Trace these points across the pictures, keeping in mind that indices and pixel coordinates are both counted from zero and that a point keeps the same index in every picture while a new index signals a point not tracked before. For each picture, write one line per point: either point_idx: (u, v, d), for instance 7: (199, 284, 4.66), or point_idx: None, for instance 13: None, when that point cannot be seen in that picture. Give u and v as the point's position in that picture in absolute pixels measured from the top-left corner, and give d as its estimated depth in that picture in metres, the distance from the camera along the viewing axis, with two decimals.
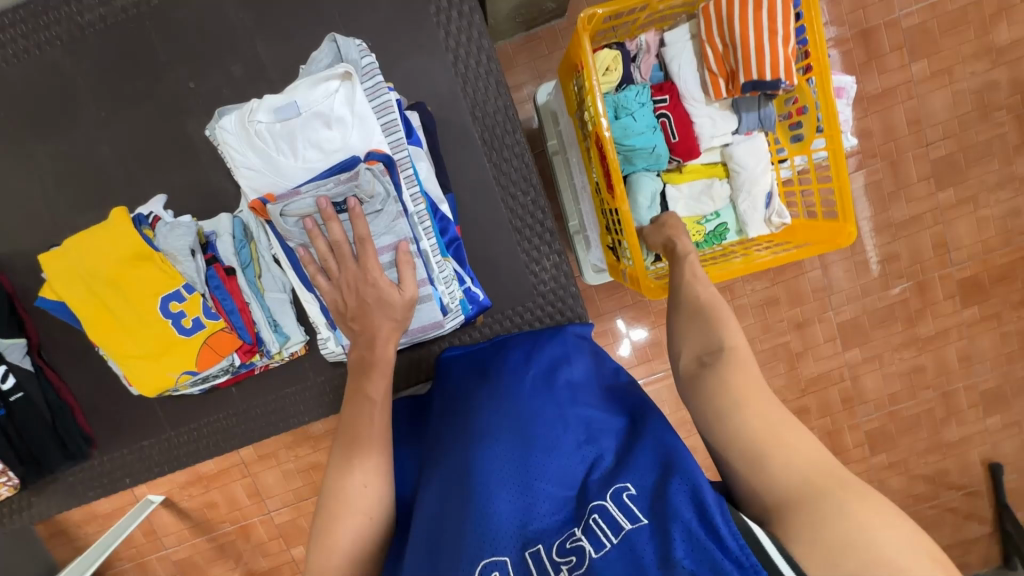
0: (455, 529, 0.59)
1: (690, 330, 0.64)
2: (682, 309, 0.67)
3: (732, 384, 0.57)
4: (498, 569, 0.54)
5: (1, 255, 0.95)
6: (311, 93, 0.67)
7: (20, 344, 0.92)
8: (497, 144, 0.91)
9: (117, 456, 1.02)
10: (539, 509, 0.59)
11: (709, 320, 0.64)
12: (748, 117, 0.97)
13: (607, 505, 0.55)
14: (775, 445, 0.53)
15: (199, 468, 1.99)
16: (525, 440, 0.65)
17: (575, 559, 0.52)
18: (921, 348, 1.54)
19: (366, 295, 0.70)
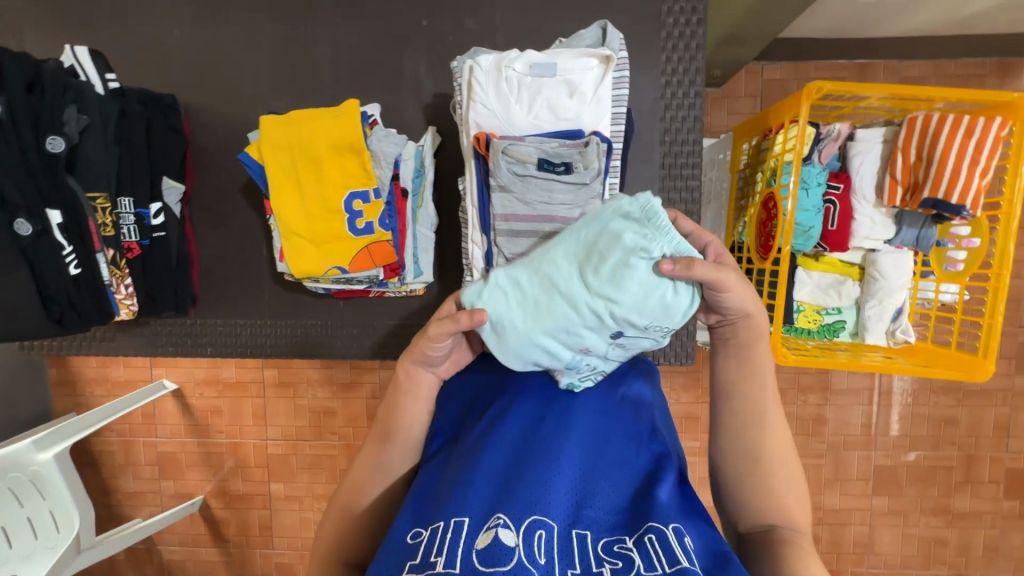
0: (513, 478, 0.59)
1: (755, 497, 0.59)
2: (737, 454, 0.61)
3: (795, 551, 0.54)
4: (543, 529, 0.54)
5: (194, 107, 1.00)
6: (570, 63, 0.72)
7: (179, 189, 0.94)
8: (674, 172, 0.96)
9: (210, 323, 1.05)
10: (592, 508, 0.57)
11: (764, 489, 0.59)
12: (907, 232, 0.99)
13: (665, 530, 0.53)
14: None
15: (220, 373, 2.01)
16: (595, 448, 0.65)
17: (621, 563, 0.50)
18: (950, 520, 1.50)
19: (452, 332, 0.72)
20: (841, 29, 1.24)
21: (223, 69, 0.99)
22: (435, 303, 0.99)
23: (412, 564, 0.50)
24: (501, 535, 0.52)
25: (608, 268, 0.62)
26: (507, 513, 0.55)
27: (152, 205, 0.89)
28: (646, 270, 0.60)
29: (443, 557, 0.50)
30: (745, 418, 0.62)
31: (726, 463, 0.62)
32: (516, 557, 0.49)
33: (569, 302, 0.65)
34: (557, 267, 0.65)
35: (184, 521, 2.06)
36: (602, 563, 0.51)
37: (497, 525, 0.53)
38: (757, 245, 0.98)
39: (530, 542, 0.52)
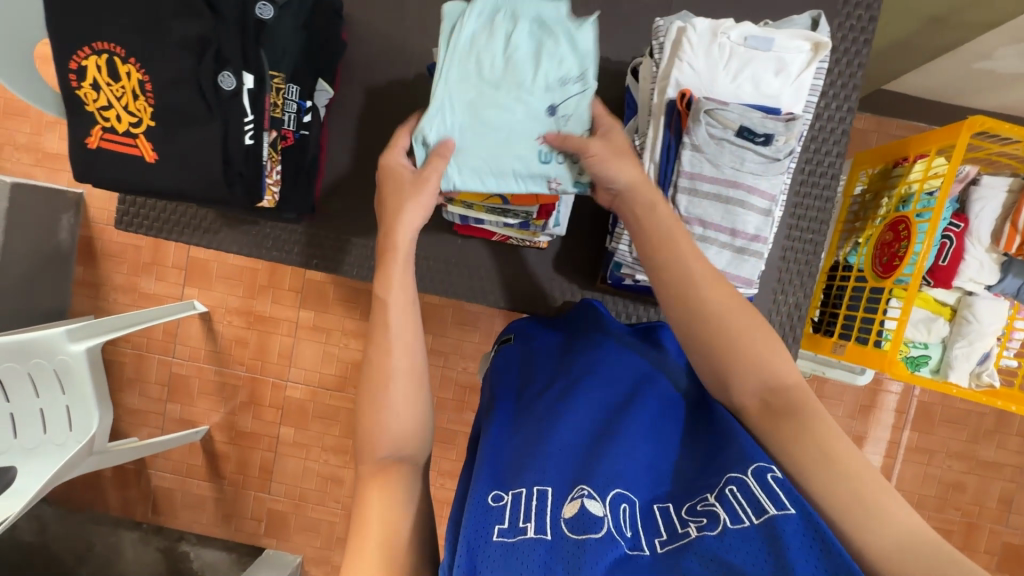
0: (591, 457, 0.58)
1: (741, 364, 0.59)
2: (697, 328, 0.62)
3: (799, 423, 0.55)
4: (626, 500, 0.54)
5: (354, 19, 1.00)
6: (785, 42, 0.74)
7: (327, 93, 0.92)
8: (812, 179, 0.98)
9: (320, 235, 1.04)
10: (670, 483, 0.58)
11: (754, 355, 0.59)
12: (1012, 281, 1.04)
13: (747, 479, 0.53)
14: (820, 466, 0.52)
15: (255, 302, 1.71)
16: (660, 421, 0.64)
17: (707, 520, 0.51)
18: None
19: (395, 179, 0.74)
20: (931, 89, 1.27)
21: None
22: (553, 261, 1.04)
23: (502, 529, 0.50)
24: (588, 505, 0.51)
25: (501, 60, 0.72)
26: (589, 484, 0.54)
27: (308, 101, 0.88)
28: (525, 56, 0.72)
29: (533, 524, 0.51)
30: (688, 312, 0.63)
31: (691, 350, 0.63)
32: (605, 525, 0.49)
33: (496, 105, 0.73)
34: (466, 92, 0.73)
35: (165, 465, 1.75)
36: (687, 524, 0.52)
37: (582, 496, 0.52)
38: (877, 267, 1.02)
39: (616, 512, 0.52)
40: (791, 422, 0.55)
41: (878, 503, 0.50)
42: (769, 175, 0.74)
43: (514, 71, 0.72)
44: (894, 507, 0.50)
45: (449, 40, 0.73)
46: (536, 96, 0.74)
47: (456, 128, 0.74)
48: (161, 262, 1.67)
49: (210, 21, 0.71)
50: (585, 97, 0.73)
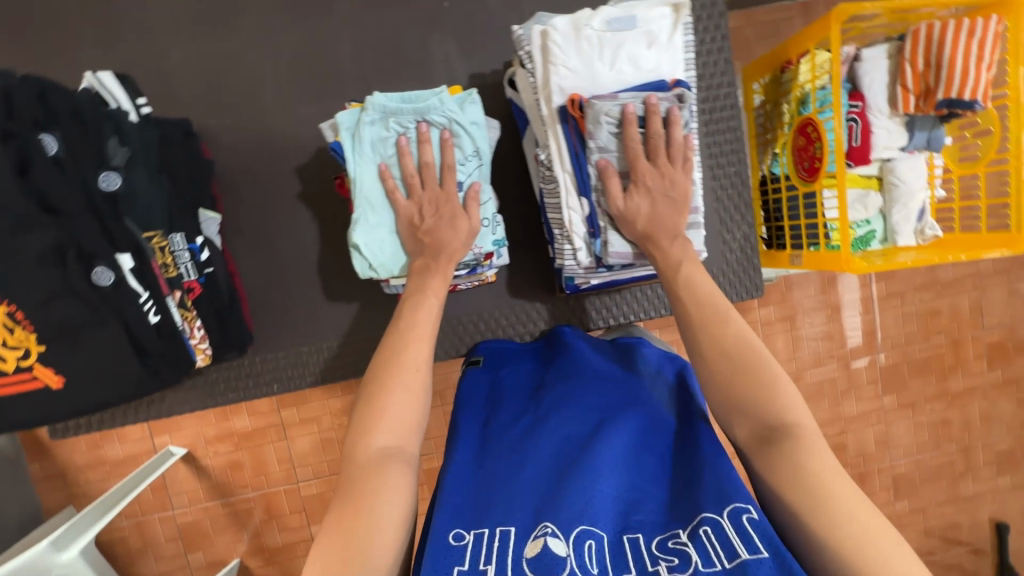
0: (560, 490, 0.57)
1: (752, 400, 0.62)
2: (701, 359, 0.67)
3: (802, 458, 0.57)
4: (594, 538, 0.52)
5: (210, 127, 0.93)
6: (647, 14, 0.72)
7: (217, 219, 0.88)
8: (715, 115, 0.99)
9: (269, 358, 0.97)
10: (640, 509, 0.56)
11: (759, 387, 0.63)
12: (919, 135, 1.08)
13: (723, 522, 0.52)
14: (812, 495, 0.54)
15: (233, 422, 1.60)
16: (633, 445, 0.63)
17: (678, 560, 0.50)
18: None
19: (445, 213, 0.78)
20: None
21: (241, 79, 0.92)
22: (508, 286, 0.99)
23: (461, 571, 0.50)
24: (551, 546, 0.50)
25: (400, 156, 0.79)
26: (553, 521, 0.53)
27: (199, 239, 0.82)
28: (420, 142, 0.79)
29: (492, 565, 0.51)
30: (713, 335, 0.66)
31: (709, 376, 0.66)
32: (569, 567, 0.48)
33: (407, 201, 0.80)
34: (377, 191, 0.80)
35: None
36: (657, 561, 0.50)
37: (545, 535, 0.52)
38: (801, 171, 1.04)
39: (581, 551, 0.50)
40: (797, 456, 0.57)
41: (886, 553, 0.50)
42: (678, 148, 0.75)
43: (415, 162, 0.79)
44: (904, 561, 0.49)
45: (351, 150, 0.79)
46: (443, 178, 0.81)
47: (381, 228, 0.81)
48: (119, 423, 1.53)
49: (57, 223, 0.63)
50: (485, 169, 0.83)
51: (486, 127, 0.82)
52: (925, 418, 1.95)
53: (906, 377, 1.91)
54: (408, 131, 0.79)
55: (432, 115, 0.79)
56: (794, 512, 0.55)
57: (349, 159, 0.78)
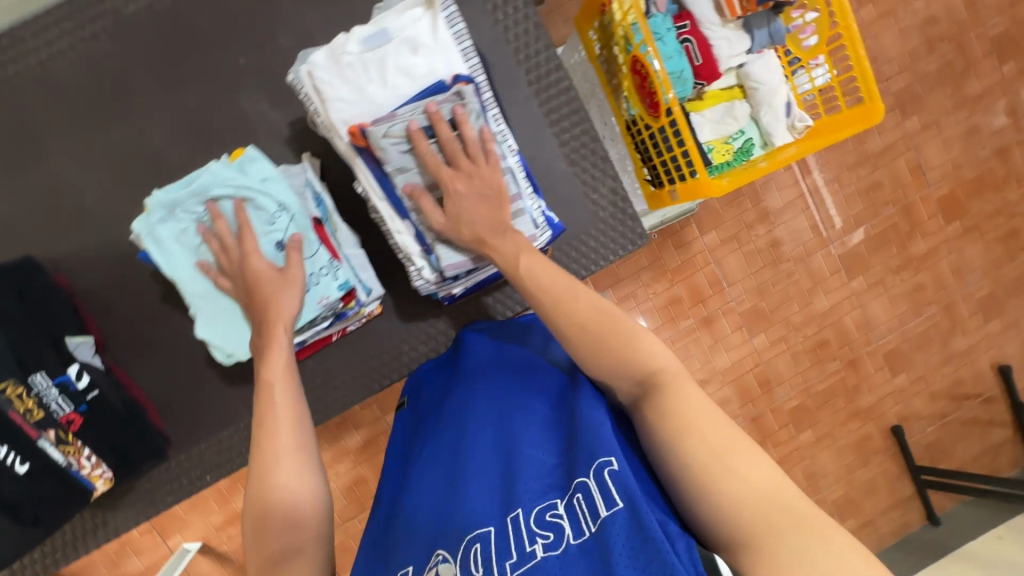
0: (453, 507, 0.66)
1: (611, 361, 0.65)
2: (564, 338, 0.67)
3: (665, 408, 0.59)
4: (482, 540, 0.60)
5: (60, 254, 0.92)
6: (399, 21, 0.70)
7: (90, 341, 0.89)
8: (543, 82, 0.97)
9: (195, 452, 0.97)
10: (521, 485, 0.63)
11: (624, 347, 0.64)
12: (759, 34, 1.05)
13: (589, 484, 0.58)
14: (688, 431, 0.57)
15: None
16: (510, 427, 0.70)
17: (553, 536, 0.57)
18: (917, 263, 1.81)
19: (263, 284, 0.79)
20: None
21: (70, 199, 0.91)
22: (399, 315, 0.96)
23: None
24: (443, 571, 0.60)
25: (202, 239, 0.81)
26: (445, 546, 0.62)
27: (70, 368, 0.85)
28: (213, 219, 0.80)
29: None
30: (569, 316, 0.67)
31: (578, 350, 0.67)
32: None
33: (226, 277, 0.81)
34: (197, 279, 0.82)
35: None
36: (535, 539, 0.58)
37: (439, 563, 0.61)
38: (648, 109, 1.02)
39: (467, 559, 0.59)
40: (664, 412, 0.59)
41: (736, 482, 0.53)
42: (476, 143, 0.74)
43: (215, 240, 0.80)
44: (754, 485, 0.52)
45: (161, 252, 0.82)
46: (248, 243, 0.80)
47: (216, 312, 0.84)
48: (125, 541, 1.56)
49: None
50: (296, 219, 0.83)
51: (277, 179, 0.82)
52: (898, 290, 2.06)
53: (869, 258, 2.03)
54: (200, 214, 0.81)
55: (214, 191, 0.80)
56: (665, 461, 0.58)
57: (164, 264, 0.79)
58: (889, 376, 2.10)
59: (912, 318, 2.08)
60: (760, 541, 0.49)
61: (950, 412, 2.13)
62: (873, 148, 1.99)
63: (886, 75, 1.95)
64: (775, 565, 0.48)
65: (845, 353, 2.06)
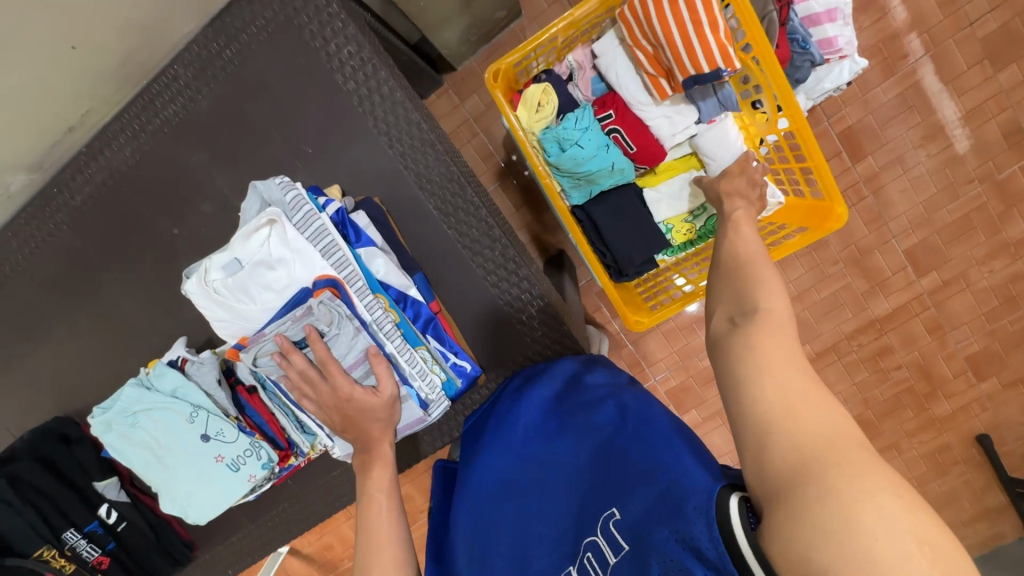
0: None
1: (736, 288, 0.55)
2: (726, 281, 0.57)
3: (758, 350, 0.48)
4: None
5: (77, 412, 1.10)
6: (248, 245, 0.71)
7: (115, 482, 1.06)
8: (452, 211, 0.92)
9: (216, 553, 1.16)
10: (534, 558, 0.60)
11: (755, 279, 0.54)
12: (707, 105, 0.88)
13: (598, 540, 0.54)
14: (788, 420, 0.43)
15: None
16: (514, 488, 0.67)
17: None
18: (1014, 254, 1.41)
19: (349, 410, 0.72)
20: None
21: (76, 367, 1.07)
22: None
23: None
24: None
25: (146, 444, 0.85)
26: None
27: (99, 509, 1.04)
28: (146, 425, 0.84)
29: None
30: (732, 272, 0.57)
31: (719, 288, 0.58)
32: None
33: (176, 468, 0.86)
34: (152, 476, 0.87)
35: None
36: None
37: None
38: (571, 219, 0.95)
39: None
40: (750, 358, 0.48)
41: (778, 424, 0.44)
42: (341, 342, 0.74)
43: (155, 442, 0.85)
44: (794, 439, 0.42)
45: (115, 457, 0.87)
46: (185, 439, 0.85)
47: (177, 499, 0.88)
48: None
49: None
50: (213, 415, 0.84)
51: (188, 382, 0.85)
52: (985, 285, 1.44)
53: (945, 250, 1.43)
54: (131, 422, 0.84)
55: (137, 402, 0.84)
56: (736, 420, 0.48)
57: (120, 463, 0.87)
58: (975, 382, 1.51)
59: (1006, 314, 1.45)
60: (795, 486, 0.40)
61: None
62: (948, 117, 1.34)
63: (969, 17, 1.27)
64: (808, 518, 0.38)
65: (914, 359, 1.52)
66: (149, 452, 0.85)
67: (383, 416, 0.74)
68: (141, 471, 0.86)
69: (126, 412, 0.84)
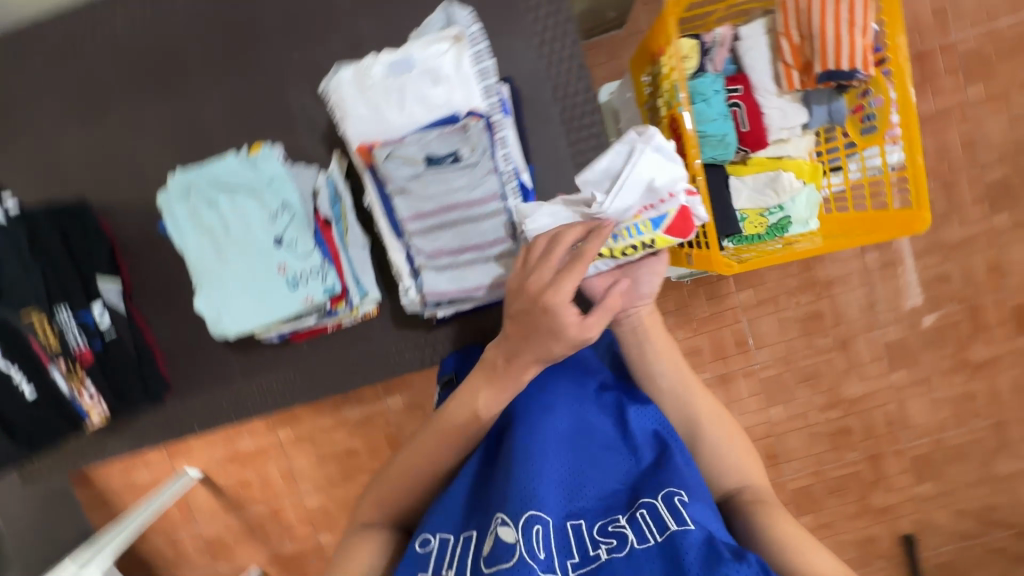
0: (506, 484, 0.65)
1: (740, 453, 0.74)
2: (703, 430, 0.76)
3: (781, 516, 0.66)
4: (539, 521, 0.61)
5: (104, 205, 1.02)
6: (425, 52, 0.73)
7: (116, 287, 0.97)
8: (576, 124, 0.96)
9: (190, 402, 1.06)
10: (583, 501, 0.66)
11: (745, 452, 0.75)
12: (818, 110, 0.99)
13: (656, 504, 0.63)
14: (804, 552, 0.62)
15: (237, 443, 1.75)
16: (580, 436, 0.72)
17: (616, 541, 0.60)
18: (972, 373, 1.58)
19: (551, 302, 0.64)
20: None
21: (128, 158, 1.01)
22: (392, 317, 1.01)
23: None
24: (502, 533, 0.60)
25: (216, 225, 0.81)
26: (506, 511, 0.62)
27: (92, 306, 0.93)
28: (223, 203, 0.80)
29: (454, 570, 0.61)
30: (712, 421, 0.77)
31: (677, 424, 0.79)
32: (517, 552, 0.58)
33: (231, 262, 0.81)
34: (202, 263, 0.82)
35: None
36: (598, 545, 0.61)
37: (499, 525, 0.61)
38: None
39: (530, 535, 0.59)
40: (766, 512, 0.66)
41: (801, 560, 0.61)
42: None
43: (225, 226, 0.80)
44: (814, 562, 0.61)
45: (171, 228, 0.82)
46: (258, 235, 0.81)
47: (214, 295, 0.83)
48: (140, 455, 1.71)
49: None
50: (298, 219, 0.81)
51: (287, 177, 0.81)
52: (944, 394, 1.60)
53: (918, 353, 1.58)
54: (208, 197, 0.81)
55: (226, 178, 0.80)
56: (757, 538, 0.65)
57: (173, 239, 0.81)
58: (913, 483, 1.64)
59: (954, 427, 1.61)
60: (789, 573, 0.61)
61: (976, 537, 1.65)
62: (967, 234, 1.49)
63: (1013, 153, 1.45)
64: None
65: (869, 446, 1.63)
66: (214, 234, 0.81)
67: (574, 334, 0.66)
68: (194, 253, 0.81)
69: (211, 184, 0.79)
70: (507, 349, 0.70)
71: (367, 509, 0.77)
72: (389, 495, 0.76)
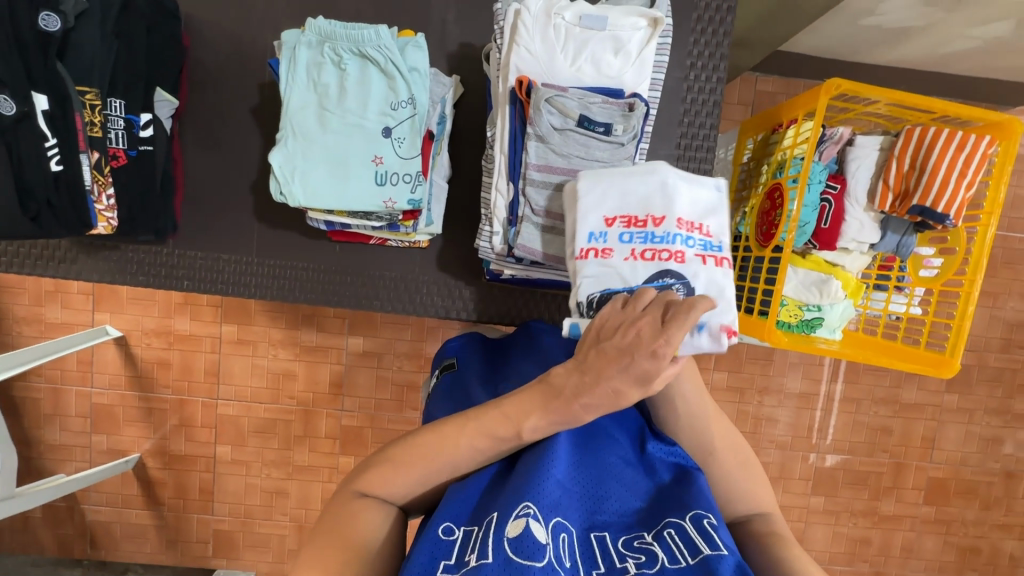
0: (520, 482, 0.54)
1: (750, 482, 0.64)
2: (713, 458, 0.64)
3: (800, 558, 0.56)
4: (565, 529, 0.51)
5: (194, 18, 0.93)
6: (619, 21, 0.75)
7: (172, 104, 0.88)
8: (690, 153, 0.96)
9: (190, 253, 0.96)
10: (603, 517, 0.55)
11: (758, 482, 0.65)
12: (891, 237, 1.05)
13: (684, 524, 0.53)
14: None
15: (173, 320, 1.51)
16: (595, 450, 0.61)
17: (646, 557, 0.49)
18: (875, 521, 1.60)
19: (650, 361, 0.53)
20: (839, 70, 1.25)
21: None
22: (438, 258, 0.96)
23: (447, 564, 0.48)
24: (530, 526, 0.49)
25: (335, 88, 0.79)
26: (534, 503, 0.52)
27: (144, 115, 0.84)
28: (354, 71, 0.78)
29: (475, 554, 0.48)
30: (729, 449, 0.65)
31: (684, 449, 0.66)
32: (548, 555, 0.47)
33: (334, 130, 0.79)
34: (303, 117, 0.79)
35: (99, 502, 1.57)
36: (625, 559, 0.50)
37: (526, 516, 0.50)
38: (759, 235, 1.03)
39: (556, 539, 0.49)
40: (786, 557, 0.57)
41: None
42: (682, 197, 0.69)
43: (345, 93, 0.79)
44: None
45: (288, 70, 0.79)
46: (372, 117, 0.79)
47: (298, 153, 0.79)
48: (65, 289, 1.49)
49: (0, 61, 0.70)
50: (415, 119, 0.79)
51: (426, 77, 0.80)
52: (846, 530, 1.60)
53: (841, 484, 1.58)
54: (341, 58, 0.79)
55: (367, 48, 0.79)
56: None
57: (285, 80, 0.78)
58: None
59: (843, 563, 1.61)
60: None
61: None
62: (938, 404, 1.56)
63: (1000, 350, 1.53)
64: None
65: None
66: (330, 96, 0.79)
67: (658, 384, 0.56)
68: (301, 105, 0.79)
69: (352, 46, 0.78)
70: (581, 379, 0.55)
71: (368, 477, 0.59)
72: (400, 468, 0.58)
